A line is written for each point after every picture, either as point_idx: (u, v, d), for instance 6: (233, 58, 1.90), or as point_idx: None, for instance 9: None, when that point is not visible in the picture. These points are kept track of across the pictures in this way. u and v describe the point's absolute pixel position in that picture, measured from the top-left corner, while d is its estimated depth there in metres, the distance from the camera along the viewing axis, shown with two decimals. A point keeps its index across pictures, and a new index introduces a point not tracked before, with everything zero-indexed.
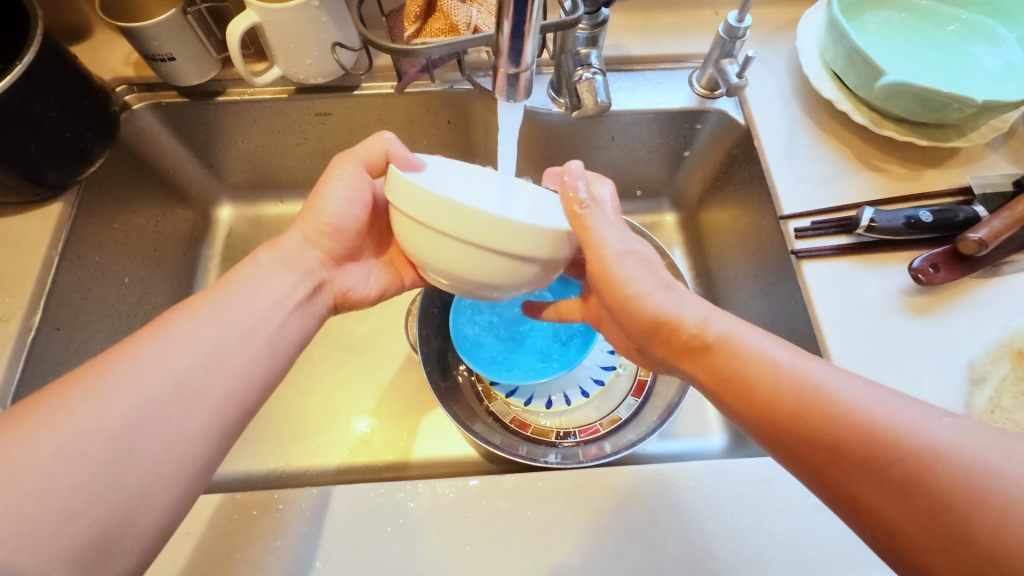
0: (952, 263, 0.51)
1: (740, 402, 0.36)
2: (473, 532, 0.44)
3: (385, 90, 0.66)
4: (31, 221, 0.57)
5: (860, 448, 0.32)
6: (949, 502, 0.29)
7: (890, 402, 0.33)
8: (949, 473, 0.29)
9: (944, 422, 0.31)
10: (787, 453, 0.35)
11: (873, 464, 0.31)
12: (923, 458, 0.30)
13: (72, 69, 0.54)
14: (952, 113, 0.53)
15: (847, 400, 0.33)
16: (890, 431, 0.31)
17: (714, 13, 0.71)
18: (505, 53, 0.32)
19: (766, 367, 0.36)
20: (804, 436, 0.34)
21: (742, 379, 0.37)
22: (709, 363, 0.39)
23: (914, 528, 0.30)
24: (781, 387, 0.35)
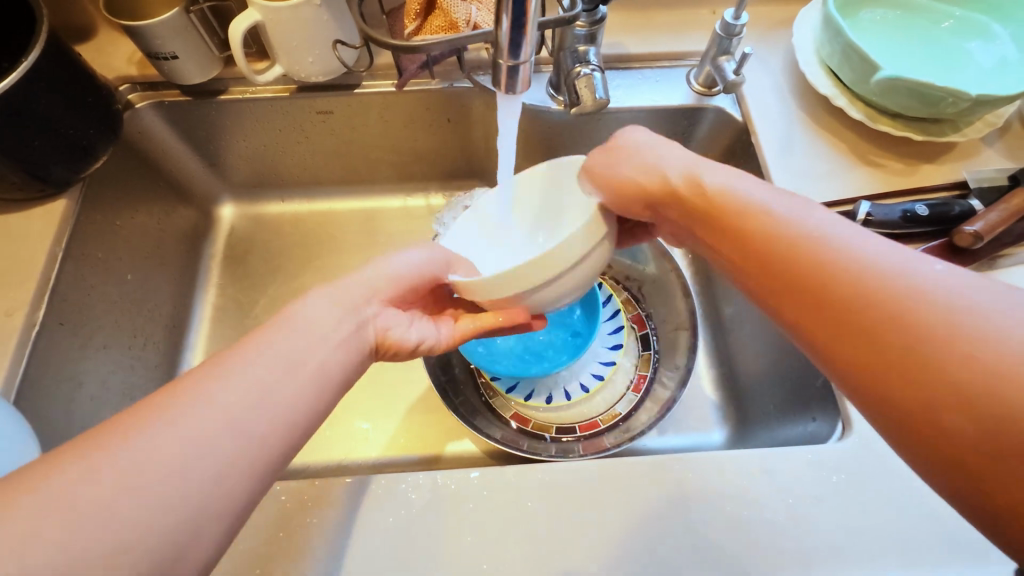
0: (948, 256, 0.51)
1: (745, 255, 0.37)
2: (474, 524, 0.44)
3: (385, 88, 0.67)
4: (35, 218, 0.58)
5: (854, 294, 0.31)
6: (934, 352, 0.28)
7: (884, 251, 0.32)
8: (939, 317, 0.29)
9: (956, 278, 0.30)
10: (781, 307, 0.35)
11: (864, 314, 0.31)
12: (919, 307, 0.29)
13: (77, 67, 0.55)
14: (946, 107, 0.53)
15: (856, 254, 0.32)
16: (888, 282, 0.30)
17: (711, 12, 0.72)
18: (505, 47, 0.32)
19: (777, 223, 0.36)
20: (799, 292, 0.33)
21: (752, 239, 0.36)
22: (720, 219, 0.39)
23: (873, 360, 0.30)
24: (789, 238, 0.35)
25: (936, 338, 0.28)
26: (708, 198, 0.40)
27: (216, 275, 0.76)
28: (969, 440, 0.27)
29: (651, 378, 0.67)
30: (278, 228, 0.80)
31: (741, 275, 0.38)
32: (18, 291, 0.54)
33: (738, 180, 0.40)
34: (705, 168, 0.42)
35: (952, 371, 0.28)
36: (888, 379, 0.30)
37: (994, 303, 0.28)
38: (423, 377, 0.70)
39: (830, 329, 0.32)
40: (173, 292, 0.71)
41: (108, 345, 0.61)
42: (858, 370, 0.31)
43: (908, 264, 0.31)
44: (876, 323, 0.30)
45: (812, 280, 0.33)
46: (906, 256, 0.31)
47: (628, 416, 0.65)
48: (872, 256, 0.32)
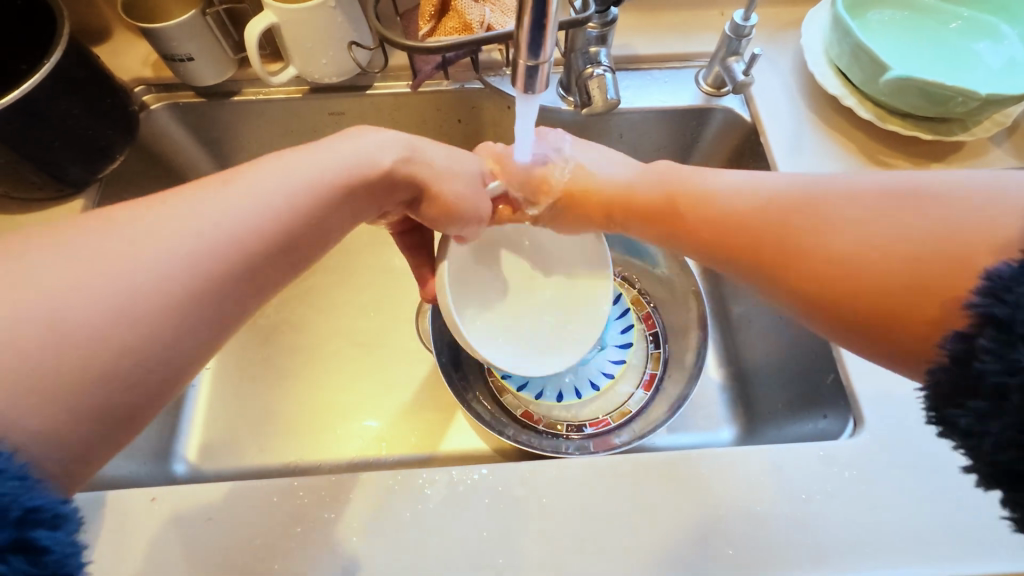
0: None
1: (703, 236, 0.47)
2: (489, 518, 0.45)
3: (397, 89, 0.68)
4: (52, 217, 0.58)
5: (787, 237, 0.42)
6: (853, 252, 0.38)
7: (791, 193, 0.44)
8: (852, 233, 0.39)
9: (858, 196, 0.40)
10: (746, 262, 0.44)
11: (802, 245, 0.41)
12: (832, 234, 0.40)
13: (96, 69, 0.56)
14: (956, 107, 0.54)
15: (778, 201, 0.44)
16: (807, 220, 0.41)
17: (720, 13, 0.72)
18: (525, 46, 0.33)
19: (720, 203, 0.47)
20: (754, 244, 0.44)
21: (706, 217, 0.47)
22: (677, 209, 0.49)
23: (831, 269, 0.39)
24: (728, 210, 0.46)
25: (851, 247, 0.39)
26: (664, 194, 0.50)
27: None
28: (903, 309, 0.36)
29: (661, 376, 0.67)
30: None
31: (702, 255, 0.48)
32: None
33: (690, 175, 0.50)
34: (669, 169, 0.51)
35: (870, 268, 0.38)
36: (832, 285, 0.39)
37: (890, 203, 0.39)
38: (434, 375, 0.71)
39: (782, 265, 0.42)
40: None
41: None
42: (807, 287, 0.40)
43: (819, 201, 0.42)
44: (809, 251, 0.40)
45: (758, 234, 0.44)
46: (823, 194, 0.42)
47: (638, 414, 0.65)
48: (797, 204, 0.43)
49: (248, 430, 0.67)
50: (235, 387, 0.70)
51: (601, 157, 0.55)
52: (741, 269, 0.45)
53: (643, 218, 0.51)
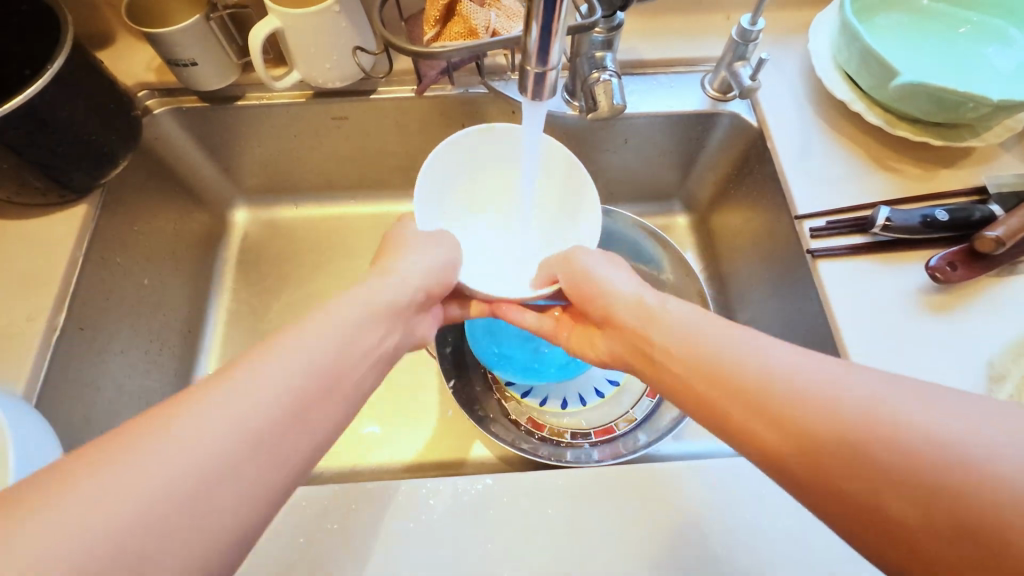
0: (970, 262, 0.51)
1: (693, 399, 0.38)
2: (494, 529, 0.44)
3: (401, 94, 0.67)
4: (56, 222, 0.58)
5: (784, 406, 0.33)
6: (883, 455, 0.29)
7: (816, 367, 0.34)
8: (860, 412, 0.30)
9: (867, 377, 0.32)
10: (724, 428, 0.36)
11: (798, 428, 0.32)
12: (839, 410, 0.31)
13: (99, 73, 0.56)
14: (966, 112, 0.53)
15: (786, 378, 0.34)
16: (802, 386, 0.33)
17: (725, 17, 0.72)
18: (533, 53, 0.33)
19: (705, 339, 0.39)
20: (728, 403, 0.36)
21: (684, 366, 0.39)
22: (659, 341, 0.42)
23: (847, 484, 0.30)
24: (734, 368, 0.36)
25: (860, 434, 0.30)
26: (652, 320, 0.43)
27: (231, 280, 0.76)
28: (927, 539, 0.27)
29: None
30: (292, 234, 0.80)
31: (677, 399, 0.40)
32: (39, 295, 0.54)
33: (682, 308, 0.43)
34: (667, 296, 0.45)
35: (888, 466, 0.29)
36: (835, 483, 0.30)
37: (901, 393, 0.30)
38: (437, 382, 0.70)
39: (772, 442, 0.33)
40: (189, 297, 0.72)
41: (125, 349, 0.61)
42: (801, 478, 0.32)
43: (817, 372, 0.33)
44: (799, 428, 0.32)
45: (744, 393, 0.35)
46: (824, 363, 0.34)
47: (644, 421, 0.64)
48: (793, 369, 0.34)
49: None
50: None
51: (603, 264, 0.51)
52: (720, 432, 0.37)
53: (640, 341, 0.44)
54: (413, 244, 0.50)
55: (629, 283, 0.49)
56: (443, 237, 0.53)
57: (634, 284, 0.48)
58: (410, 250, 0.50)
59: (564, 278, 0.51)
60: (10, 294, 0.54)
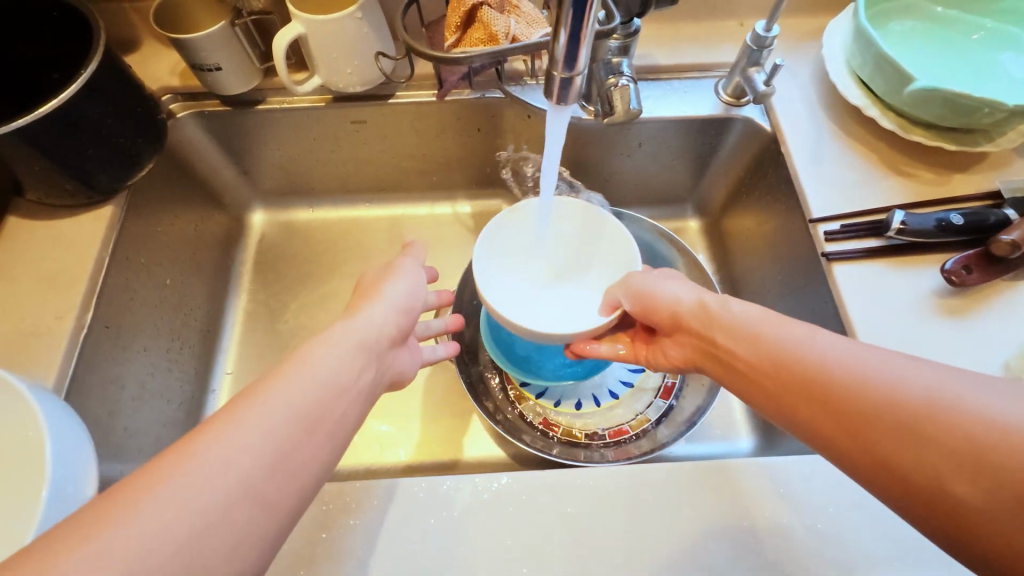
0: (985, 265, 0.51)
1: (754, 388, 0.40)
2: (513, 527, 0.45)
3: (420, 99, 0.68)
4: (83, 222, 0.60)
5: (847, 394, 0.34)
6: (945, 438, 0.30)
7: (869, 356, 0.35)
8: (929, 404, 0.32)
9: (938, 370, 0.33)
10: (784, 411, 0.38)
11: (860, 410, 0.34)
12: (903, 399, 0.32)
13: (127, 78, 0.57)
14: (982, 117, 0.54)
15: (847, 365, 0.35)
16: (871, 376, 0.34)
17: (739, 24, 0.72)
18: (560, 59, 0.33)
19: (766, 332, 0.41)
20: (792, 392, 0.37)
21: (747, 355, 0.41)
22: (721, 336, 0.43)
23: (908, 462, 0.31)
24: (796, 356, 0.38)
25: (922, 419, 0.31)
26: (713, 318, 0.45)
27: (248, 280, 0.78)
28: (984, 515, 0.29)
29: (680, 386, 0.66)
30: (308, 235, 0.81)
31: (741, 390, 0.42)
32: (67, 294, 0.55)
33: (744, 308, 0.44)
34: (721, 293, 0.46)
35: (954, 449, 0.30)
36: (894, 463, 0.32)
37: (974, 384, 0.32)
38: (451, 382, 0.71)
39: (832, 420, 0.35)
40: (207, 297, 0.73)
41: (148, 348, 0.63)
42: (860, 461, 0.34)
43: (880, 361, 0.35)
44: (861, 410, 0.33)
45: (806, 380, 0.37)
46: (889, 356, 0.35)
47: (658, 423, 0.64)
48: (861, 357, 0.35)
49: None
50: None
51: (672, 275, 0.51)
52: (782, 419, 0.39)
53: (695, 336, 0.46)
54: (398, 270, 0.53)
55: (687, 287, 0.49)
56: (412, 265, 0.54)
57: (691, 287, 0.49)
58: (387, 281, 0.51)
59: (629, 299, 0.51)
60: (39, 292, 0.56)
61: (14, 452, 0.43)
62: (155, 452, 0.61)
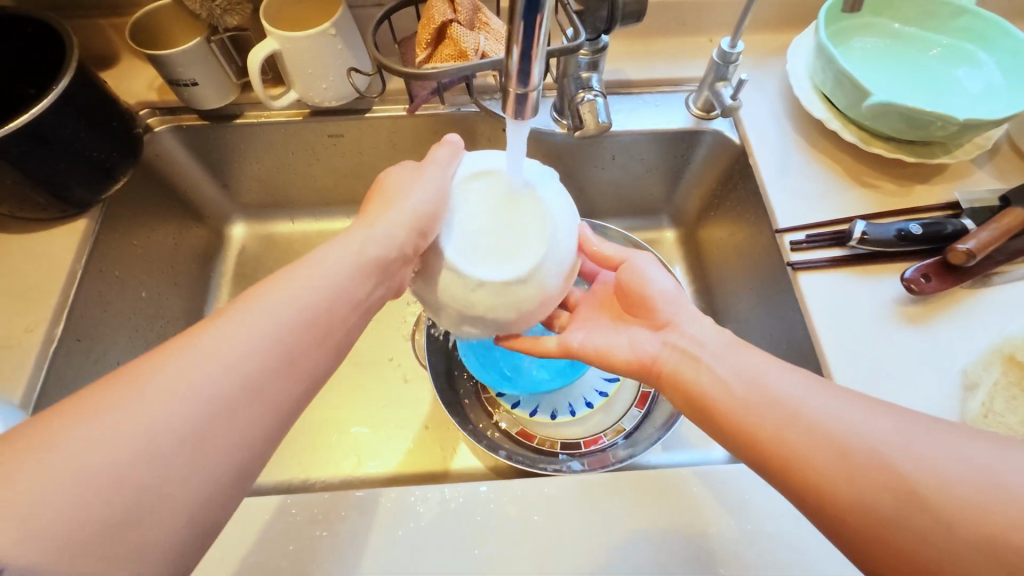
0: (943, 274, 0.52)
1: (728, 429, 0.40)
2: (480, 536, 0.45)
3: (395, 112, 0.69)
4: (57, 235, 0.60)
5: (799, 449, 0.36)
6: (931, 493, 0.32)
7: (848, 410, 0.36)
8: (908, 457, 0.33)
9: (876, 419, 0.35)
10: (749, 453, 0.38)
11: (812, 470, 0.35)
12: (846, 452, 0.34)
13: (103, 92, 0.58)
14: (936, 130, 0.55)
15: (823, 424, 0.36)
16: (818, 427, 0.36)
17: (708, 40, 0.74)
18: (515, 76, 0.35)
19: (710, 381, 0.42)
20: (767, 439, 0.37)
21: (699, 400, 0.42)
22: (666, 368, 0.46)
23: (894, 525, 0.32)
24: (777, 403, 0.38)
25: (864, 471, 0.34)
26: (683, 331, 0.46)
27: (226, 293, 0.78)
28: (926, 563, 0.31)
29: (655, 395, 0.67)
30: (288, 248, 0.81)
31: (708, 429, 0.42)
32: (36, 308, 0.55)
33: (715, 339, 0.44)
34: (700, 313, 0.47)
35: (896, 502, 0.32)
36: (844, 514, 0.34)
37: (909, 432, 0.34)
38: (428, 394, 0.71)
39: (779, 475, 0.36)
40: (183, 309, 0.73)
41: (121, 361, 0.62)
42: (811, 510, 0.35)
43: (824, 402, 0.37)
44: (847, 471, 0.34)
45: (756, 437, 0.38)
46: (826, 403, 0.37)
47: (633, 431, 0.65)
48: (803, 402, 0.37)
49: None
50: None
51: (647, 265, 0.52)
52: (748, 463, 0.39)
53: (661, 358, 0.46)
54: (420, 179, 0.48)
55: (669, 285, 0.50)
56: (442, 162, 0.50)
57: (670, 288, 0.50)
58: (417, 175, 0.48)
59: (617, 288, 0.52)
60: (9, 305, 0.55)
61: None
62: None
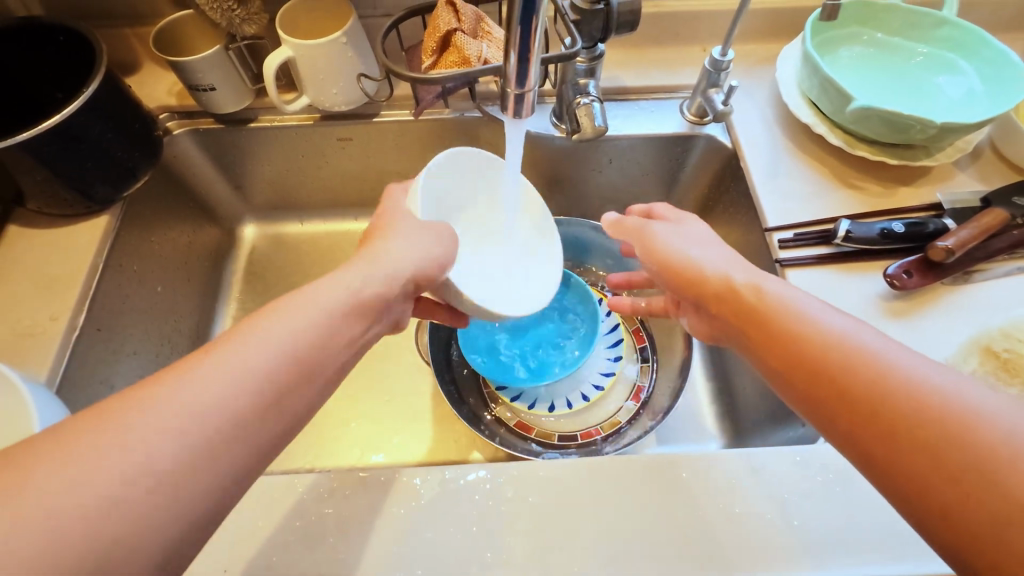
0: (924, 270, 0.55)
1: (798, 376, 0.37)
2: (476, 514, 0.47)
3: (402, 117, 0.73)
4: (79, 230, 0.63)
5: (902, 402, 0.33)
6: (1013, 473, 0.29)
7: (935, 372, 0.33)
8: (990, 430, 0.30)
9: (993, 395, 0.32)
10: (819, 408, 0.36)
11: (908, 421, 0.32)
12: (946, 412, 0.31)
13: (126, 97, 0.61)
14: (916, 134, 0.58)
15: (901, 384, 0.33)
16: (930, 392, 0.32)
17: (702, 49, 0.77)
18: (512, 77, 0.38)
19: (814, 331, 0.37)
20: (838, 393, 0.35)
21: (792, 353, 0.38)
22: (766, 328, 0.40)
23: (962, 500, 0.30)
24: (854, 359, 0.35)
25: (967, 443, 0.30)
26: (747, 292, 0.42)
27: (237, 289, 0.81)
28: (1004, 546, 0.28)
29: (649, 390, 0.70)
30: (298, 247, 0.84)
31: (776, 379, 0.39)
32: (60, 298, 0.58)
33: (787, 291, 0.41)
34: (766, 276, 0.43)
35: (999, 476, 0.29)
36: (935, 479, 0.30)
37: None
38: (431, 388, 0.74)
39: (869, 424, 0.33)
40: (197, 304, 0.76)
41: (137, 351, 0.65)
42: (893, 469, 0.32)
43: (909, 363, 0.34)
44: (919, 433, 0.31)
45: (853, 385, 0.34)
46: (945, 373, 0.33)
47: (628, 424, 0.67)
48: (883, 357, 0.35)
49: None
50: None
51: (694, 236, 0.51)
52: (812, 412, 0.37)
53: (725, 312, 0.44)
54: (400, 229, 0.47)
55: (719, 256, 0.47)
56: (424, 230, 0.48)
57: (724, 256, 0.47)
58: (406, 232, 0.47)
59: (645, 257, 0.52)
60: (34, 294, 0.59)
61: (4, 436, 0.46)
62: None
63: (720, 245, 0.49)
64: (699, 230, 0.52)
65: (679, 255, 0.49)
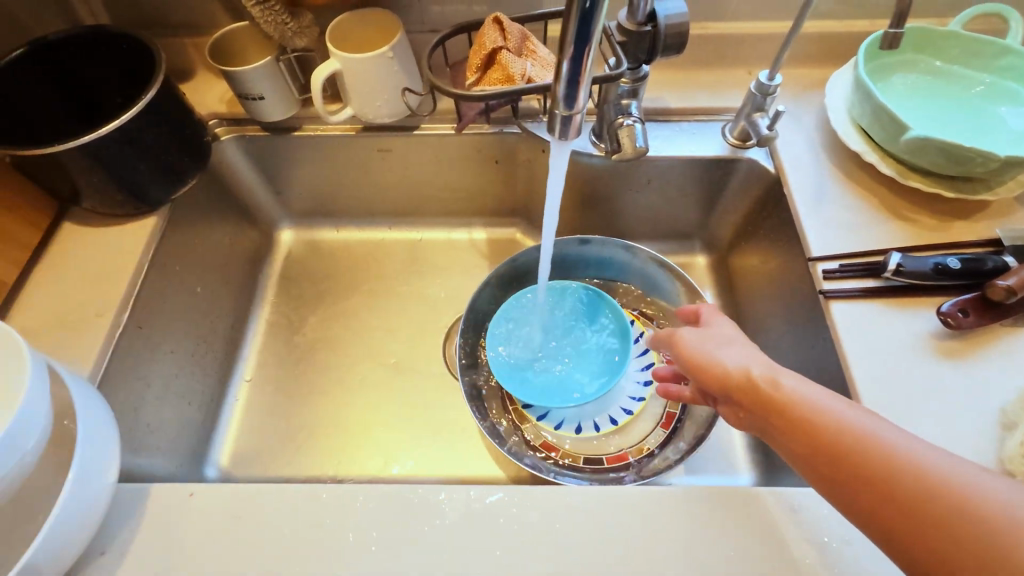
0: (981, 309, 0.52)
1: (823, 467, 0.37)
2: (499, 537, 0.46)
3: (442, 131, 0.73)
4: (128, 230, 0.65)
5: (924, 493, 0.33)
6: None
7: (953, 461, 0.34)
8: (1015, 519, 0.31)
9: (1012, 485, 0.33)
10: (848, 497, 0.36)
11: (936, 512, 0.33)
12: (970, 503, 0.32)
13: (180, 104, 0.63)
14: (976, 167, 0.55)
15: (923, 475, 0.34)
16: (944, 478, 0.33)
17: (748, 72, 0.76)
18: (561, 98, 0.38)
19: (833, 419, 0.38)
20: (864, 483, 0.35)
21: (814, 441, 0.38)
22: (786, 418, 0.40)
23: None
24: (875, 449, 0.36)
25: (996, 536, 0.31)
26: (767, 384, 0.42)
27: (272, 292, 0.82)
28: None
29: (680, 417, 0.68)
30: (332, 253, 0.86)
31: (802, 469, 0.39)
32: (107, 295, 0.61)
33: (805, 384, 0.41)
34: (783, 368, 0.43)
35: None
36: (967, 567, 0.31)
37: None
38: (457, 401, 0.73)
39: (894, 512, 0.34)
40: (233, 305, 0.77)
41: (174, 350, 0.67)
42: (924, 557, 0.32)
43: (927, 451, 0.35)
44: (950, 524, 0.32)
45: (871, 473, 0.35)
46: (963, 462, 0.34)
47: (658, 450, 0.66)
48: (903, 447, 0.35)
49: (277, 439, 0.71)
50: (266, 404, 0.74)
51: (722, 333, 0.48)
52: (843, 504, 0.37)
53: (746, 404, 0.42)
54: None
55: (742, 353, 0.45)
56: None
57: (748, 353, 0.45)
58: None
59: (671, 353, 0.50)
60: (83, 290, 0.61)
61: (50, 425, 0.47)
62: (172, 447, 0.65)
63: (745, 339, 0.47)
64: (725, 327, 0.49)
65: (700, 353, 0.47)
